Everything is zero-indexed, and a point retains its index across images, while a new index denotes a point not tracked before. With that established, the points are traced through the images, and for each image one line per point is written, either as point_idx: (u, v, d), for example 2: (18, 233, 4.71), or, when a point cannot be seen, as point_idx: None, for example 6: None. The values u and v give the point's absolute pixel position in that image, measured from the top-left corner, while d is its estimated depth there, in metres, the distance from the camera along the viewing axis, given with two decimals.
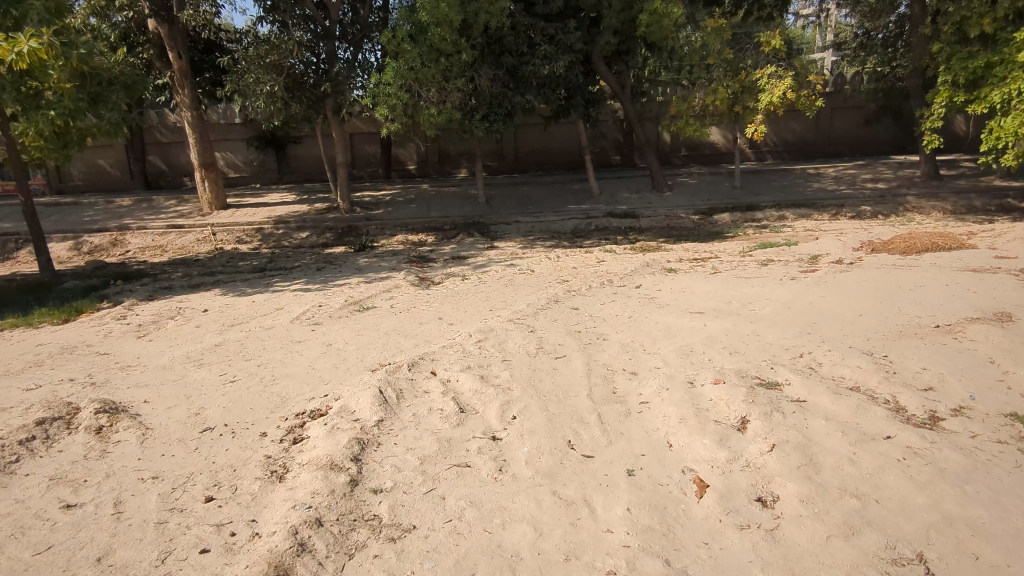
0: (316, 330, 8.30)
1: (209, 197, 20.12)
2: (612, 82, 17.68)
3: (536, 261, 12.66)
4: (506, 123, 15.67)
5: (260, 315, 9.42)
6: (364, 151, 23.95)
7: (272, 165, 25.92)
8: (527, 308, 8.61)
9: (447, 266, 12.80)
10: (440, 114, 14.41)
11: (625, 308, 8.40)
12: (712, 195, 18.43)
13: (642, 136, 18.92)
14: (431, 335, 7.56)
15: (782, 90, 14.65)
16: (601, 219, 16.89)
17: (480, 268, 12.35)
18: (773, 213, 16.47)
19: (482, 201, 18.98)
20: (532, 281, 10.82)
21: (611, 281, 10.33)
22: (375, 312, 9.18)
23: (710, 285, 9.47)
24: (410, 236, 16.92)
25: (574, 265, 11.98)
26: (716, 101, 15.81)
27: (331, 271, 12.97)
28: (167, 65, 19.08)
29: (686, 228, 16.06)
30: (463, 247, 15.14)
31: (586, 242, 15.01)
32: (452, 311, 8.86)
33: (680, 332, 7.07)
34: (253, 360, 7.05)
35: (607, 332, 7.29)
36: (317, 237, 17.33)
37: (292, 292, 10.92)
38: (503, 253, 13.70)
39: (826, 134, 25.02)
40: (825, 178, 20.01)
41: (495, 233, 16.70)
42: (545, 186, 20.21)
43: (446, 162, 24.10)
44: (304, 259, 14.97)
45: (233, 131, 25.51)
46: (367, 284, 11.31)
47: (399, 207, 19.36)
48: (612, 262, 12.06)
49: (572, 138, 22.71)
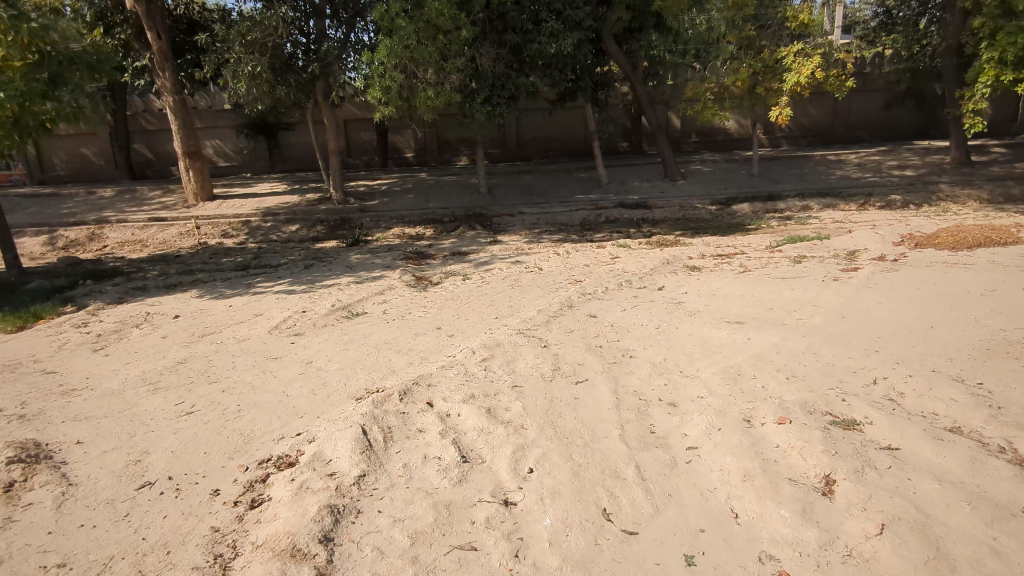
0: (297, 343, 7.25)
1: (194, 187, 19.00)
2: (623, 64, 16.49)
3: (544, 257, 11.61)
4: (509, 107, 14.48)
5: (236, 323, 8.37)
6: (360, 138, 22.86)
7: (264, 154, 24.79)
8: (539, 316, 7.54)
9: (447, 263, 11.74)
10: (438, 96, 13.22)
11: (650, 317, 7.31)
12: (729, 184, 17.31)
13: (654, 121, 17.78)
14: (428, 351, 6.49)
15: (810, 69, 13.38)
16: (611, 210, 15.79)
17: (483, 266, 11.30)
18: (796, 203, 15.36)
19: (483, 191, 17.87)
20: (541, 280, 9.77)
21: (631, 281, 9.26)
22: (366, 320, 8.15)
23: (743, 288, 8.39)
24: (408, 229, 15.84)
25: (586, 262, 10.92)
26: (736, 82, 14.57)
27: (321, 268, 11.91)
28: (146, 46, 17.85)
29: (703, 220, 14.96)
30: (463, 241, 14.07)
31: (596, 236, 13.93)
32: (452, 319, 7.79)
33: (719, 348, 6.00)
34: (219, 383, 6.01)
35: (633, 348, 6.22)
36: (307, 230, 16.20)
37: (275, 295, 9.87)
38: (508, 248, 12.64)
39: (844, 119, 23.88)
40: (847, 165, 18.87)
41: (498, 225, 15.60)
42: (550, 175, 19.08)
43: (445, 149, 22.96)
44: (292, 254, 13.91)
45: (221, 117, 24.37)
46: (359, 285, 10.28)
47: (395, 198, 18.26)
48: (628, 258, 10.99)
49: (578, 124, 21.54)
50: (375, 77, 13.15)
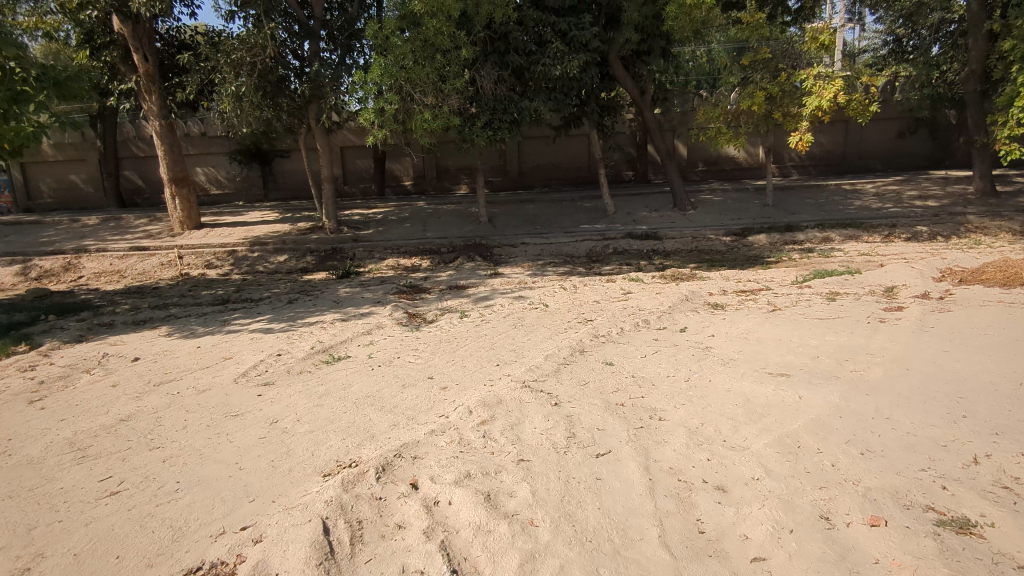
0: (265, 396, 6.18)
1: (180, 215, 18.16)
2: (631, 88, 15.77)
3: (548, 292, 10.65)
4: (512, 132, 13.61)
5: (199, 369, 7.34)
6: (356, 166, 22.10)
7: (257, 182, 24.06)
8: (547, 364, 6.49)
9: (443, 297, 10.77)
10: (436, 118, 12.41)
11: (678, 367, 6.25)
12: (742, 214, 16.45)
13: (663, 147, 16.98)
14: (416, 410, 5.42)
15: (832, 92, 12.57)
16: (619, 241, 14.84)
17: (483, 301, 10.31)
18: (816, 234, 14.45)
19: (484, 220, 16.99)
20: (548, 319, 8.78)
21: (649, 321, 8.25)
22: (349, 366, 7.11)
23: (779, 330, 7.37)
24: (403, 260, 14.90)
25: (595, 298, 9.94)
26: (752, 106, 13.76)
27: (305, 303, 10.92)
28: (133, 68, 17.22)
29: (718, 252, 14.02)
30: (461, 273, 13.12)
31: (604, 268, 12.99)
32: (446, 367, 6.74)
33: (769, 411, 4.95)
34: (161, 450, 4.94)
35: (662, 408, 5.17)
36: (296, 260, 15.24)
37: (250, 334, 8.87)
38: (509, 281, 11.68)
39: (856, 148, 23.21)
40: (865, 195, 18.02)
41: (499, 256, 14.66)
42: (553, 204, 18.24)
43: (444, 177, 22.20)
44: (277, 287, 12.94)
45: (214, 144, 23.75)
46: (345, 322, 9.29)
47: (391, 227, 17.39)
48: (642, 294, 10.01)
49: (582, 152, 20.79)
50: (368, 99, 12.35)
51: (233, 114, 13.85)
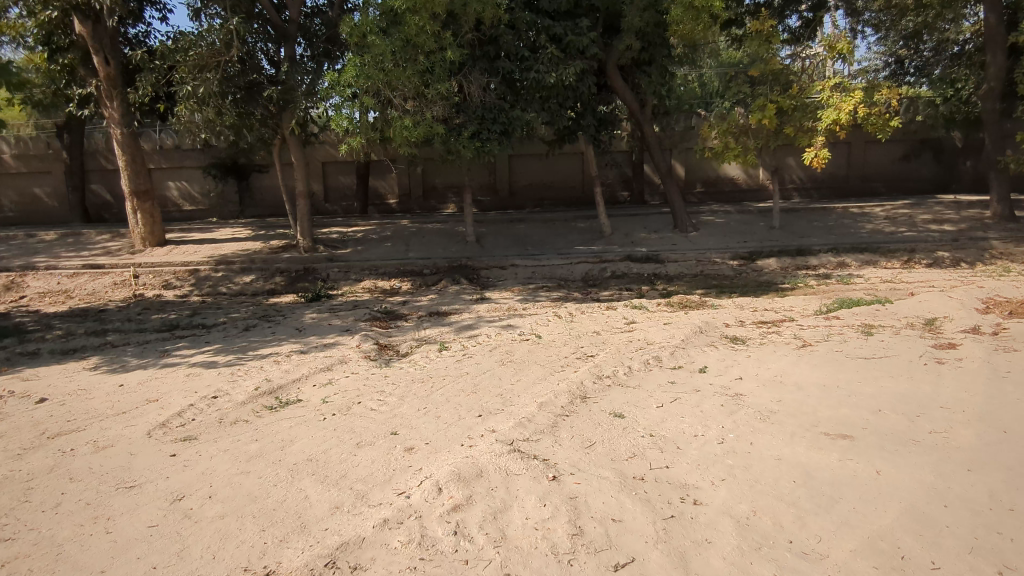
0: (179, 456, 4.84)
1: (142, 231, 16.77)
2: (630, 100, 14.73)
3: (540, 321, 9.37)
4: (502, 143, 12.39)
5: (111, 415, 5.95)
6: (338, 182, 20.89)
7: (233, 198, 22.76)
8: (542, 418, 5.20)
9: (421, 325, 9.45)
10: (417, 126, 11.20)
11: (706, 422, 4.97)
12: (748, 237, 15.35)
13: (662, 165, 15.84)
14: (369, 484, 4.12)
15: (852, 104, 11.49)
16: (618, 264, 13.63)
17: (466, 331, 9.00)
18: (830, 259, 13.35)
19: (471, 240, 15.76)
20: (542, 354, 7.48)
21: (661, 359, 6.98)
22: (296, 415, 5.76)
23: (820, 373, 6.13)
24: (381, 282, 13.60)
25: (595, 328, 8.67)
26: (763, 120, 12.58)
27: (263, 330, 9.55)
28: (93, 72, 15.94)
29: (725, 277, 12.84)
30: (445, 297, 11.83)
31: (603, 293, 11.77)
32: (416, 420, 5.39)
33: (840, 494, 3.73)
34: (10, 546, 3.62)
35: (694, 486, 3.92)
36: (263, 281, 13.88)
37: (189, 368, 7.51)
38: (497, 307, 10.41)
39: (859, 171, 22.35)
40: (876, 218, 17.04)
41: (487, 279, 13.41)
42: (545, 224, 17.07)
43: (431, 195, 21.00)
44: (239, 311, 11.58)
45: (188, 157, 22.50)
46: (303, 354, 7.93)
47: (371, 246, 16.13)
48: (648, 324, 8.75)
49: (576, 170, 19.70)
50: (341, 103, 11.17)
51: (194, 119, 12.58)
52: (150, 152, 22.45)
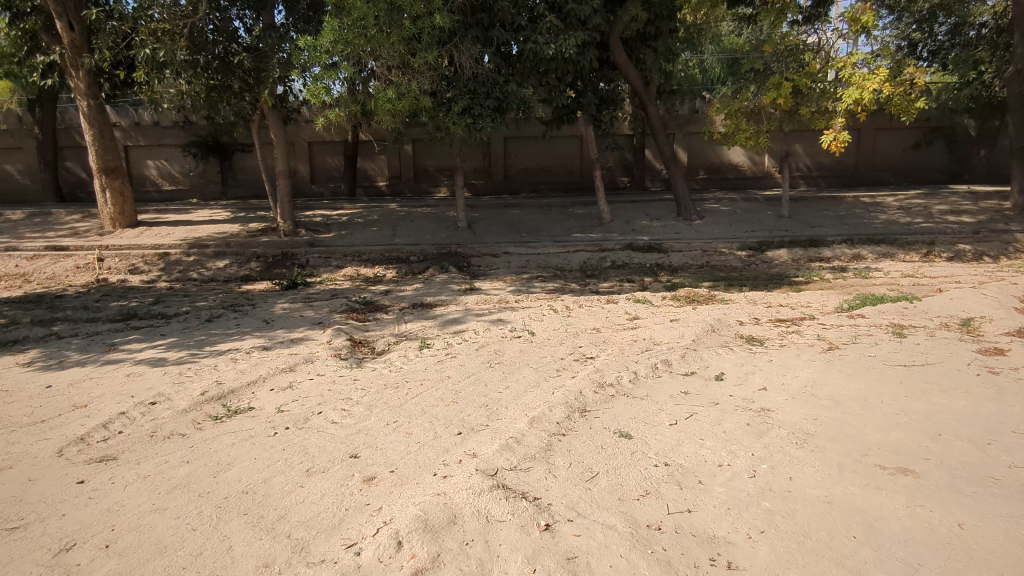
0: (86, 485, 3.96)
1: (112, 211, 15.77)
2: (633, 77, 13.76)
3: (532, 315, 8.48)
4: (495, 121, 11.44)
5: (25, 424, 5.06)
6: (324, 163, 19.87)
7: (215, 178, 21.71)
8: (535, 439, 4.32)
9: (403, 318, 8.55)
10: (401, 99, 10.24)
11: (732, 447, 4.10)
12: (756, 226, 14.47)
13: (666, 148, 14.89)
14: (314, 532, 3.27)
15: (877, 83, 10.56)
16: (618, 253, 12.74)
17: (452, 326, 8.11)
18: (845, 250, 12.51)
19: (462, 225, 14.83)
20: (535, 356, 6.59)
21: (672, 363, 6.10)
22: (243, 429, 4.86)
23: (857, 384, 5.27)
24: (364, 269, 12.66)
25: (595, 325, 7.80)
26: (777, 99, 11.60)
27: (228, 321, 8.63)
28: (58, 39, 14.84)
29: (733, 268, 11.97)
30: (431, 287, 10.93)
31: (602, 285, 10.89)
32: (381, 439, 4.49)
33: (917, 560, 2.92)
34: None
35: (726, 541, 3.10)
36: (238, 267, 12.94)
37: (134, 366, 6.61)
38: (487, 299, 9.51)
39: (868, 160, 21.46)
40: (889, 208, 16.19)
41: (477, 268, 12.51)
42: (541, 210, 16.15)
43: (422, 178, 20.00)
44: (207, 299, 10.67)
45: (167, 135, 21.43)
46: (266, 351, 7.03)
47: (356, 230, 15.19)
48: (654, 322, 7.86)
49: (574, 153, 18.74)
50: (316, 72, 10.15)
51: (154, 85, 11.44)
52: (127, 129, 21.38)
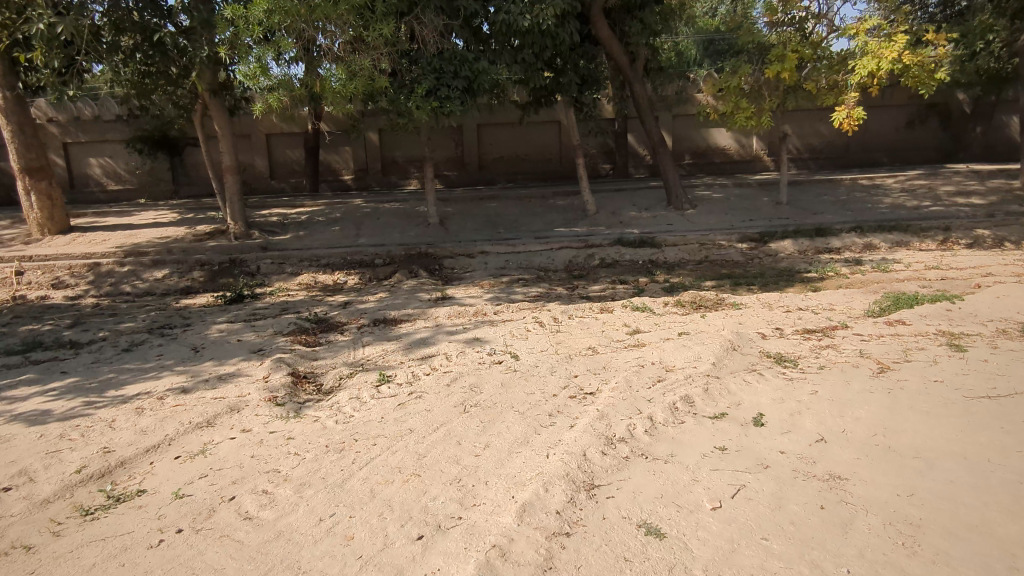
0: None
1: (39, 215, 14.00)
2: (616, 53, 12.46)
3: (514, 332, 7.14)
4: (465, 103, 10.05)
5: None
6: (282, 156, 18.25)
7: (164, 175, 19.91)
8: (529, 548, 3.11)
9: (360, 341, 7.16)
10: (353, 78, 8.90)
11: (810, 558, 3.01)
12: (754, 215, 13.30)
13: (654, 132, 13.60)
14: None
15: (897, 51, 9.36)
16: (607, 249, 11.46)
17: (419, 349, 6.75)
18: (855, 240, 11.39)
19: (433, 222, 13.41)
20: (521, 393, 5.26)
21: (695, 402, 4.84)
22: (116, 533, 3.47)
23: (938, 426, 4.13)
24: (322, 275, 11.22)
25: (591, 345, 6.52)
26: (782, 73, 10.32)
27: (149, 350, 7.14)
28: None
29: (736, 264, 10.77)
30: (397, 295, 9.55)
31: (592, 288, 9.60)
32: (308, 556, 3.20)
33: None
34: None
35: None
36: (179, 276, 11.39)
37: (7, 424, 5.13)
38: (461, 310, 8.14)
39: (860, 140, 20.45)
40: (891, 191, 15.16)
41: (450, 271, 11.14)
42: (520, 202, 14.81)
43: (390, 170, 18.48)
44: (136, 318, 9.15)
45: (110, 130, 19.58)
46: (183, 396, 5.59)
47: (316, 230, 13.71)
48: (661, 340, 6.59)
49: (553, 139, 17.38)
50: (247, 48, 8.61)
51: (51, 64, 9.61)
52: (66, 124, 19.50)
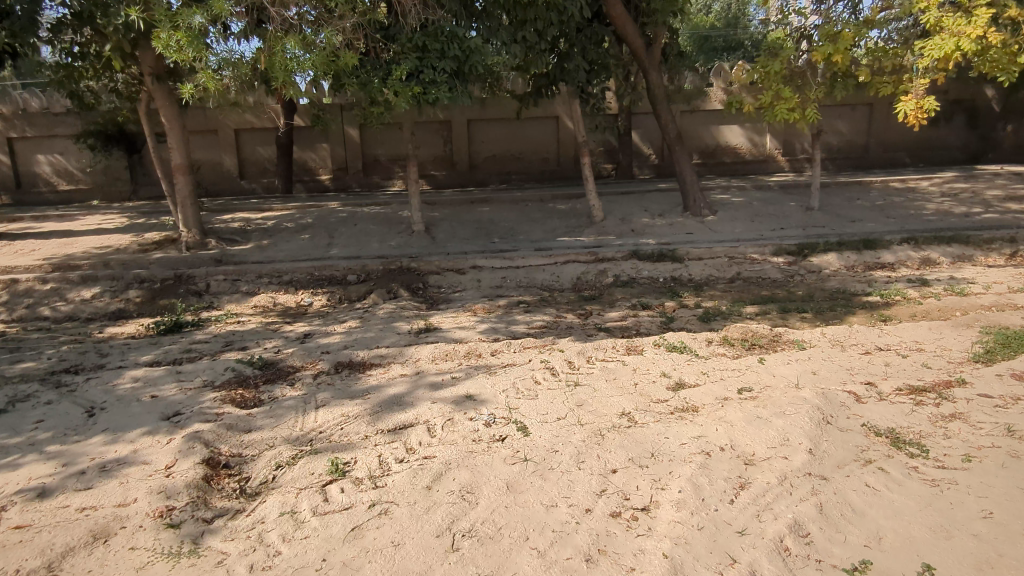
0: None
1: None
2: (630, 33, 10.72)
3: (519, 387, 5.35)
4: (455, 89, 8.25)
5: None
6: (251, 153, 16.35)
7: (121, 174, 17.94)
8: None
9: (315, 398, 5.35)
10: (311, 54, 7.13)
11: None
12: (784, 223, 11.67)
13: (670, 127, 11.89)
14: None
15: (980, 27, 7.69)
16: (621, 263, 9.76)
17: (393, 415, 4.95)
18: (910, 254, 9.78)
19: (418, 229, 11.63)
20: (536, 508, 3.61)
21: (812, 534, 3.39)
22: None
23: None
24: (284, 296, 9.43)
25: (626, 414, 4.81)
26: (834, 55, 8.62)
27: (29, 411, 5.32)
28: None
29: (775, 284, 9.12)
30: (371, 323, 7.77)
31: (609, 314, 7.87)
32: None
33: None
34: None
35: None
36: (110, 297, 9.46)
37: None
38: (450, 349, 6.35)
39: (881, 139, 18.88)
40: (931, 194, 13.58)
41: (436, 290, 9.39)
42: (516, 206, 13.07)
43: (372, 170, 16.63)
44: (41, 354, 7.29)
45: (61, 124, 17.61)
46: (35, 506, 3.84)
47: (282, 239, 11.88)
48: (719, 406, 4.90)
49: (550, 136, 15.63)
50: (175, 12, 6.76)
51: None
52: (10, 117, 17.48)
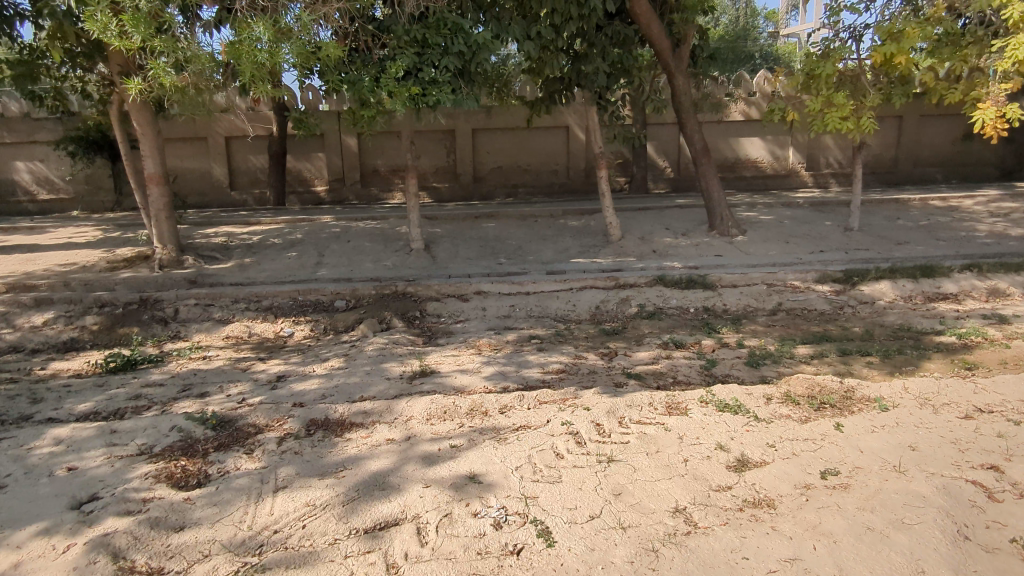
0: None
1: None
2: (655, 34, 9.73)
3: (537, 464, 4.13)
4: (458, 90, 7.10)
5: None
6: (243, 162, 15.27)
7: (104, 183, 16.87)
8: None
9: (276, 472, 4.15)
10: (288, 45, 6.11)
11: None
12: (822, 245, 10.50)
13: (696, 137, 10.72)
14: None
15: None
16: (645, 290, 8.60)
17: (375, 505, 3.75)
18: (973, 283, 8.60)
19: (416, 248, 10.48)
20: None
21: None
22: None
23: None
24: (262, 324, 8.28)
25: (678, 512, 3.65)
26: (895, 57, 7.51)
27: None
28: None
29: (824, 317, 7.94)
30: (357, 362, 6.60)
31: (637, 355, 6.70)
32: None
33: None
34: None
35: None
36: (63, 324, 8.31)
37: None
38: (451, 404, 5.17)
39: (910, 153, 17.73)
40: (979, 214, 12.40)
41: (435, 320, 8.22)
42: (525, 222, 11.94)
43: (369, 181, 15.53)
44: None
45: (41, 130, 16.57)
46: None
47: (267, 256, 10.73)
48: (803, 502, 3.71)
49: (560, 146, 14.51)
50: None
51: None
52: None
